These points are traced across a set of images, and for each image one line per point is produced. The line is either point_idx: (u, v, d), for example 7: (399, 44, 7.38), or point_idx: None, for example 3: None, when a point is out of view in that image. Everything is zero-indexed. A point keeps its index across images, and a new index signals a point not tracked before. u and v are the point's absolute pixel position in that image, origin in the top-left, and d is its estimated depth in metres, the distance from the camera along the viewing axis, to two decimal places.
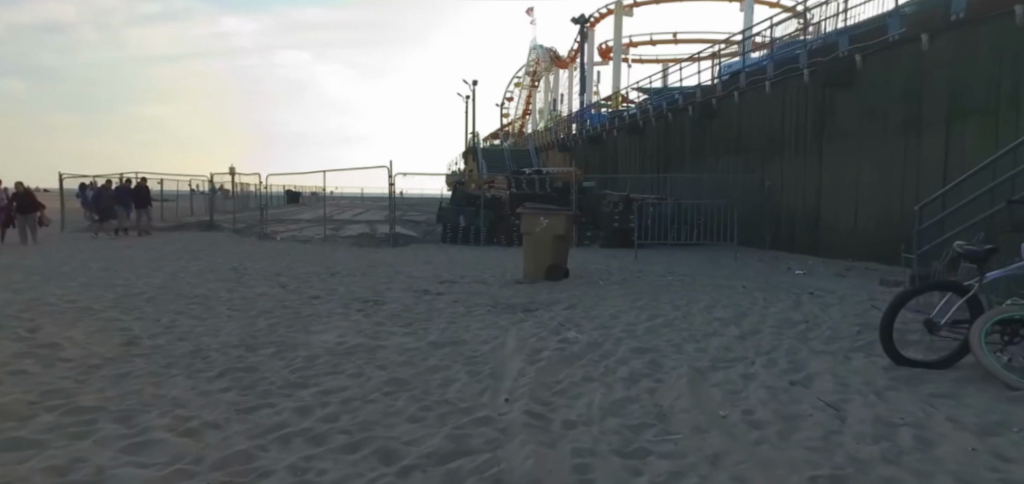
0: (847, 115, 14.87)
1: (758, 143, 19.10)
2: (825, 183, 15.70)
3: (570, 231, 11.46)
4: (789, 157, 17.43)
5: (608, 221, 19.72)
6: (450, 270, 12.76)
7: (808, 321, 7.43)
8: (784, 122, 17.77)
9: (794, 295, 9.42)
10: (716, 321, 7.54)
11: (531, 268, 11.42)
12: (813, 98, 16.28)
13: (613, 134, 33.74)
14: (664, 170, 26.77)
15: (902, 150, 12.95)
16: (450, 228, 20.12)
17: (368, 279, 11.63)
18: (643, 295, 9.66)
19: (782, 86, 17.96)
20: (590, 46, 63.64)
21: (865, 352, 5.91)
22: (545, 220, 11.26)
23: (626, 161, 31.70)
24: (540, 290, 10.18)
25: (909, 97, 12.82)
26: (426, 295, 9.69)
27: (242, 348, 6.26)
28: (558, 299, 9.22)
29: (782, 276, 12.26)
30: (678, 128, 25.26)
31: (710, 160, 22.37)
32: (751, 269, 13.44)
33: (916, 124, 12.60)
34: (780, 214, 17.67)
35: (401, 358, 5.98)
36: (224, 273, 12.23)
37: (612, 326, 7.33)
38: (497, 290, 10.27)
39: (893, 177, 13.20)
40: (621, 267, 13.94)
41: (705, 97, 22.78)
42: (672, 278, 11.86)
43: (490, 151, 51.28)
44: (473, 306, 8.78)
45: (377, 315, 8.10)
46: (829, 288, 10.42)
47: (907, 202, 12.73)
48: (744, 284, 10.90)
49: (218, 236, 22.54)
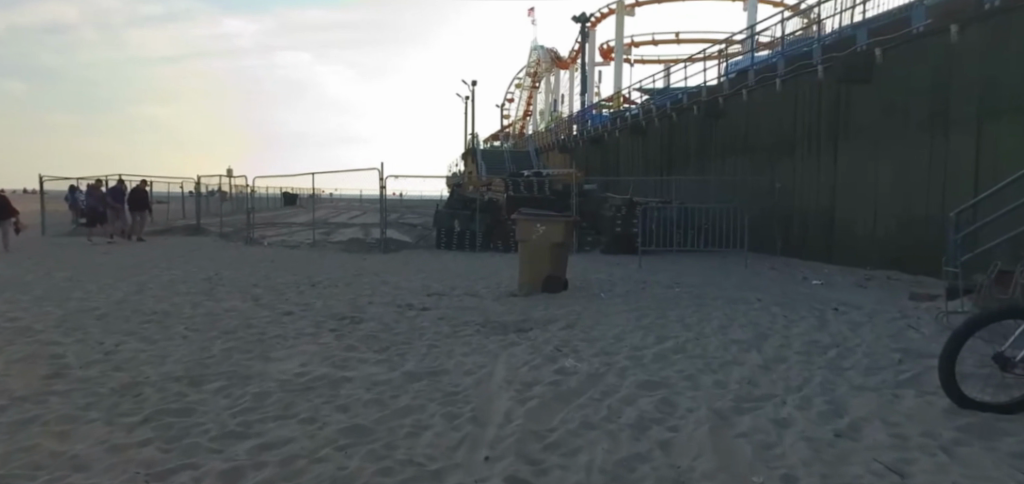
0: (866, 114, 14.00)
1: (767, 143, 18.27)
2: (841, 185, 14.83)
3: (569, 239, 10.62)
4: (801, 157, 16.55)
5: (609, 226, 18.86)
6: (439, 281, 11.88)
7: (839, 345, 6.53)
8: (795, 121, 16.90)
9: (816, 312, 8.53)
10: (734, 346, 6.64)
11: (527, 280, 10.52)
12: (827, 95, 15.44)
13: (615, 134, 32.89)
14: (668, 171, 25.93)
15: (928, 150, 12.09)
16: (444, 232, 19.24)
17: (350, 291, 10.75)
18: (648, 311, 8.77)
19: (792, 83, 17.10)
20: (591, 45, 62.77)
21: (914, 388, 5.02)
22: (542, 227, 10.41)
23: (628, 162, 30.84)
24: (535, 305, 9.30)
25: (934, 94, 11.98)
26: (410, 312, 8.81)
27: (185, 381, 5.37)
28: (555, 317, 8.34)
29: (798, 288, 11.37)
30: (682, 128, 24.40)
31: (716, 161, 21.50)
32: (763, 279, 12.54)
33: (943, 122, 11.76)
34: (791, 218, 16.83)
35: (368, 396, 5.10)
36: (196, 284, 11.35)
37: (615, 352, 6.43)
38: (489, 304, 9.39)
39: (917, 179, 12.35)
40: (623, 276, 13.06)
41: (711, 95, 21.91)
42: (679, 289, 10.98)
43: (489, 152, 50.45)
44: (460, 325, 7.90)
45: (351, 337, 7.22)
46: (853, 302, 9.52)
47: (934, 206, 11.88)
48: (758, 298, 10.01)
49: (204, 242, 21.70)
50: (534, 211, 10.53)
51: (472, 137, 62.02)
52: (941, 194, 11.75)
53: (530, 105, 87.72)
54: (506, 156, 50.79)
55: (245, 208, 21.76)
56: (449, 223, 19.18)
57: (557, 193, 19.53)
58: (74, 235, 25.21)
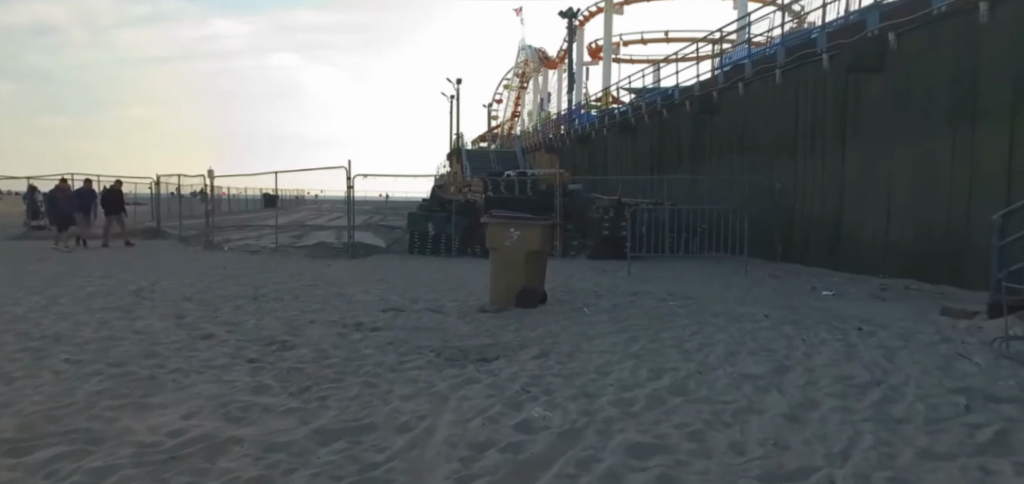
0: (876, 106, 12.76)
1: (765, 141, 17.02)
2: (848, 185, 13.59)
3: (548, 245, 9.24)
4: (803, 155, 15.28)
5: (596, 228, 17.56)
6: (401, 293, 10.43)
7: (880, 383, 5.16)
8: (797, 116, 15.65)
9: (837, 334, 7.18)
10: (749, 385, 5.25)
11: (498, 295, 9.16)
12: (833, 87, 14.21)
13: (603, 133, 31.54)
14: (658, 171, 24.64)
15: (950, 145, 10.85)
16: (418, 236, 17.77)
17: (294, 306, 9.27)
18: (640, 332, 7.37)
19: (794, 74, 15.85)
20: (580, 44, 61.52)
21: (1007, 456, 3.65)
22: (517, 232, 9.02)
23: (616, 162, 29.55)
24: (507, 324, 7.87)
25: (957, 81, 10.75)
26: (356, 334, 7.36)
27: (7, 447, 3.88)
28: (528, 341, 6.92)
29: (807, 300, 10.03)
30: (673, 125, 23.11)
31: (711, 160, 20.20)
32: (768, 290, 11.21)
33: (967, 113, 10.52)
34: (792, 221, 15.58)
35: (255, 469, 3.66)
36: (119, 297, 9.80)
37: (597, 394, 5.05)
38: (452, 324, 7.96)
39: (937, 178, 11.11)
40: (610, 286, 11.67)
41: (704, 90, 20.62)
42: (674, 303, 9.59)
43: (475, 152, 49.10)
44: (411, 352, 6.47)
45: (269, 371, 5.77)
46: (877, 319, 8.17)
47: (958, 208, 10.63)
48: (766, 314, 8.64)
49: (161, 246, 20.06)
50: (509, 212, 9.13)
51: (458, 137, 60.61)
52: (966, 194, 10.51)
53: (518, 106, 86.35)
54: (491, 156, 49.37)
55: (205, 209, 20.26)
56: (424, 226, 17.71)
57: (540, 193, 18.11)
58: (24, 238, 23.41)
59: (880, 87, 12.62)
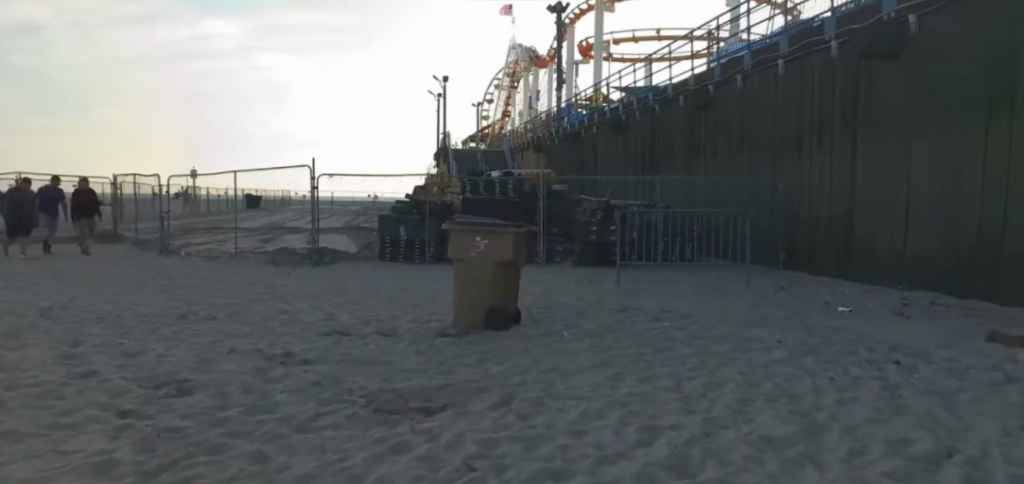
0: (892, 101, 11.92)
1: (763, 138, 16.01)
2: (857, 186, 12.74)
3: (521, 255, 7.84)
4: (808, 154, 14.27)
5: (582, 233, 16.22)
6: (353, 311, 8.98)
7: (953, 456, 3.81)
8: (801, 110, 14.59)
9: (871, 371, 5.84)
10: (775, 457, 3.87)
11: (464, 316, 7.77)
12: (841, 80, 13.25)
13: (592, 131, 30.20)
14: (649, 170, 23.38)
15: (982, 141, 10.07)
16: (388, 242, 16.35)
17: (219, 328, 7.80)
18: (628, 368, 5.97)
19: (796, 67, 14.74)
20: (571, 43, 60.27)
21: None
22: (483, 241, 7.63)
23: (607, 160, 28.16)
24: (468, 355, 6.46)
25: (994, 71, 9.89)
26: (277, 367, 5.92)
27: None
28: (488, 380, 5.52)
29: (822, 320, 8.72)
30: (667, 122, 21.75)
31: (704, 160, 19.02)
32: (775, 306, 9.87)
33: (1002, 107, 9.71)
34: (796, 226, 14.58)
35: None
36: (18, 316, 8.27)
37: (568, 473, 3.66)
38: (401, 354, 6.52)
39: (969, 180, 10.27)
40: (597, 301, 10.27)
41: (700, 83, 19.25)
42: (669, 324, 8.21)
43: (462, 152, 47.81)
44: (337, 398, 5.04)
45: (136, 427, 4.29)
46: (912, 349, 6.85)
47: (992, 211, 9.84)
48: (778, 340, 7.29)
49: (115, 253, 18.34)
50: (473, 218, 7.75)
51: (445, 135, 59.20)
52: (1001, 199, 9.68)
53: (508, 105, 84.90)
54: (479, 156, 48.01)
55: (162, 212, 18.76)
56: (395, 231, 16.30)
57: (524, 195, 16.92)
58: None
59: (901, 78, 11.72)
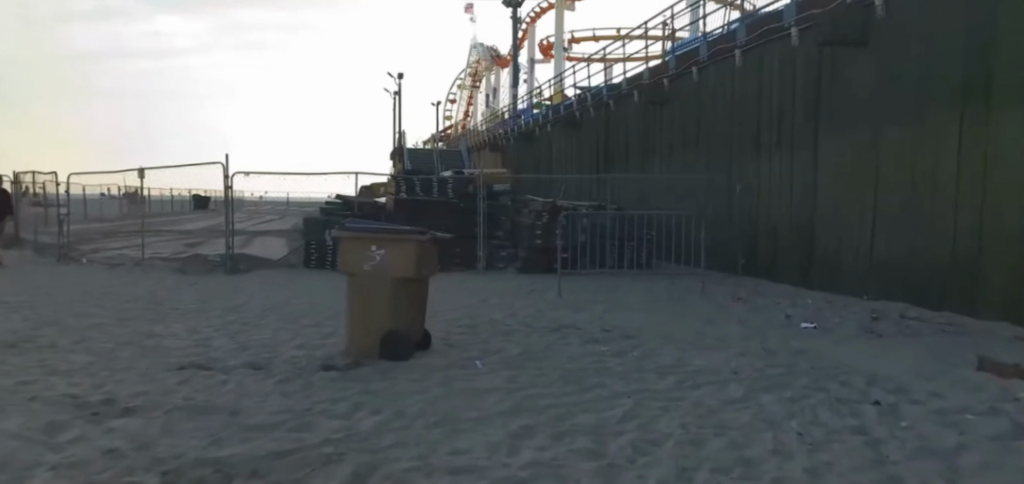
0: (857, 93, 10.95)
1: (719, 134, 14.98)
2: (821, 186, 11.78)
3: (428, 269, 6.47)
4: (767, 151, 13.27)
5: (527, 236, 15.03)
6: (233, 333, 7.47)
7: None
8: (758, 104, 13.57)
9: (848, 419, 4.60)
10: None
11: (357, 343, 6.36)
12: (801, 71, 12.23)
13: (548, 129, 29.01)
14: (604, 170, 22.28)
15: (955, 139, 9.12)
16: (314, 247, 14.86)
17: (47, 359, 6.22)
18: (542, 418, 4.63)
19: (754, 57, 13.69)
20: (531, 41, 59.10)
21: None
22: (381, 252, 6.26)
23: (562, 160, 26.94)
24: (342, 398, 5.05)
25: (967, 59, 8.93)
26: (75, 420, 4.42)
27: None
28: (351, 441, 4.12)
29: (784, 342, 7.54)
30: (621, 119, 20.60)
31: (660, 159, 17.94)
32: (732, 323, 8.68)
33: (978, 100, 8.76)
34: (756, 229, 13.60)
35: None
36: None
37: None
38: (255, 396, 5.08)
39: (941, 180, 9.34)
40: (531, 318, 8.92)
41: (654, 77, 18.08)
42: (608, 350, 6.89)
43: (417, 152, 46.27)
44: (121, 477, 3.57)
45: None
46: (892, 384, 5.66)
47: (968, 215, 8.90)
48: (734, 372, 6.02)
49: (8, 260, 16.38)
50: (369, 223, 6.41)
51: (401, 134, 57.47)
52: (978, 203, 8.75)
53: (470, 105, 83.39)
54: (435, 156, 46.44)
55: (62, 216, 16.82)
56: (321, 234, 14.81)
57: (464, 196, 15.54)
58: None
59: (866, 68, 10.74)
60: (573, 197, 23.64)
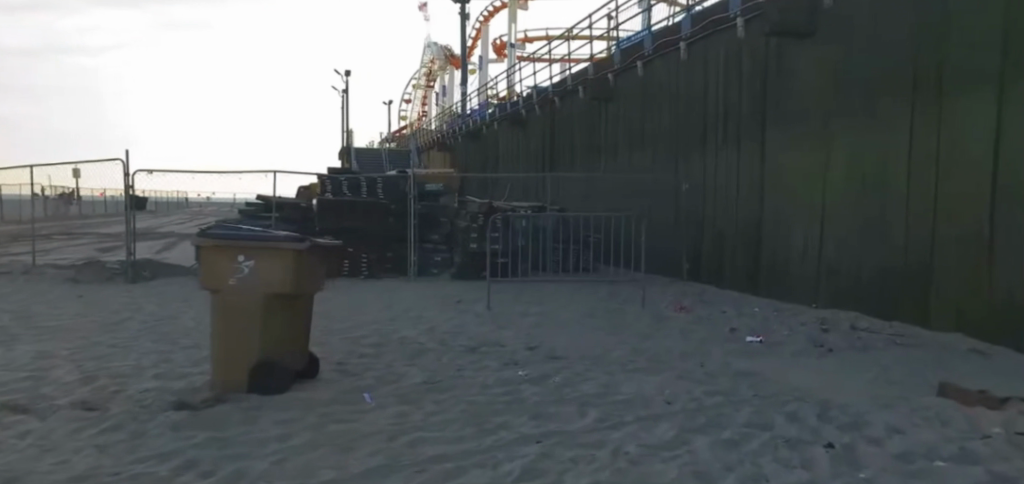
0: (804, 88, 10.29)
1: (664, 131, 14.27)
2: (768, 187, 11.11)
3: (309, 284, 5.37)
4: (712, 149, 12.59)
5: (463, 241, 14.21)
6: (86, 358, 6.30)
7: None
8: (703, 100, 12.88)
9: (796, 471, 3.76)
10: None
11: (221, 371, 5.23)
12: (747, 65, 11.55)
13: (494, 128, 28.16)
14: (549, 169, 21.52)
15: (906, 136, 8.50)
16: None
17: None
18: (420, 478, 3.66)
19: (699, 49, 12.99)
20: (483, 40, 58.17)
21: None
22: (248, 263, 5.16)
23: (509, 159, 26.06)
24: (174, 451, 3.99)
25: (918, 49, 8.30)
26: None
27: None
28: None
29: (724, 361, 6.77)
30: (566, 117, 19.87)
31: (605, 159, 17.19)
32: (670, 338, 7.86)
33: (930, 94, 8.13)
34: (701, 233, 12.93)
35: None
36: None
37: None
38: (62, 449, 3.99)
39: (892, 181, 8.70)
40: (449, 335, 7.93)
41: (598, 73, 17.30)
42: (526, 375, 5.97)
43: (364, 152, 44.97)
44: None
45: None
46: (847, 418, 4.84)
47: (921, 218, 8.27)
48: (667, 403, 5.14)
49: None
50: (236, 229, 5.30)
51: (349, 134, 55.95)
52: (932, 205, 8.12)
53: (423, 105, 82.01)
54: (384, 157, 45.18)
55: None
56: None
57: (396, 197, 14.47)
58: None
59: (814, 61, 10.07)
60: (519, 199, 22.80)
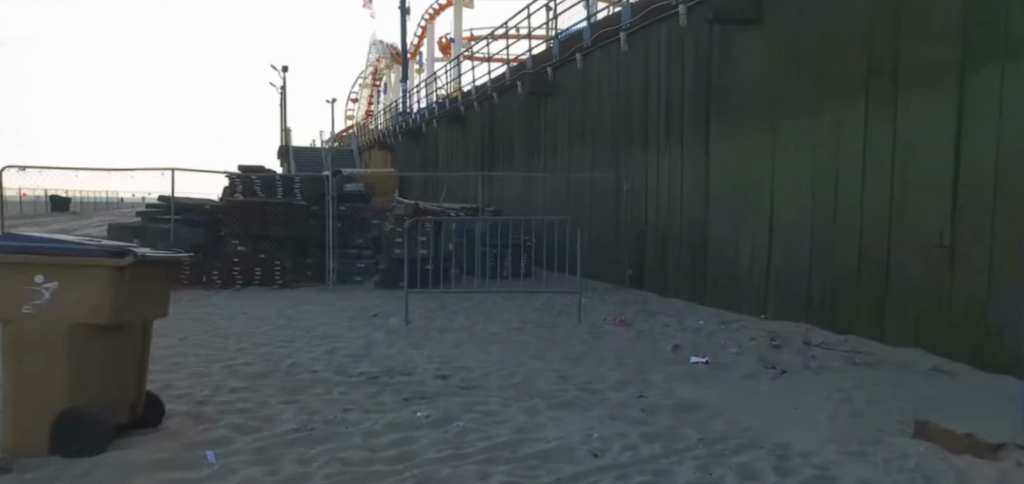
0: (750, 79, 9.51)
1: (604, 128, 13.40)
2: (712, 187, 10.30)
3: (137, 310, 4.13)
4: (654, 147, 11.76)
5: (388, 246, 13.00)
6: None
7: None
8: (645, 95, 12.04)
9: None
10: None
11: (13, 426, 3.89)
12: (690, 56, 10.74)
13: (433, 126, 26.97)
14: (488, 168, 20.52)
15: (858, 131, 7.75)
16: None
17: None
18: None
19: (639, 40, 12.14)
20: (427, 38, 56.82)
21: None
22: (49, 285, 3.88)
23: (448, 158, 24.91)
24: None
25: (869, 35, 7.57)
26: None
27: None
28: None
29: (665, 390, 5.83)
30: (505, 114, 18.87)
31: (545, 158, 16.23)
32: (607, 362, 6.87)
33: (885, 83, 7.39)
34: (644, 237, 12.07)
35: None
36: None
37: None
38: None
39: (845, 179, 7.94)
40: (350, 359, 6.78)
41: (537, 66, 16.33)
42: (427, 416, 4.90)
43: (301, 151, 43.17)
44: None
45: None
46: (811, 471, 3.92)
47: (876, 221, 7.52)
48: (593, 456, 4.14)
49: None
50: (39, 238, 4.02)
51: (287, 132, 53.84)
52: (888, 206, 7.37)
53: (369, 104, 79.94)
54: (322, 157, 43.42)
55: None
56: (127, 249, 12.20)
57: (313, 198, 13.29)
58: None
59: (760, 49, 9.29)
60: (457, 200, 21.73)
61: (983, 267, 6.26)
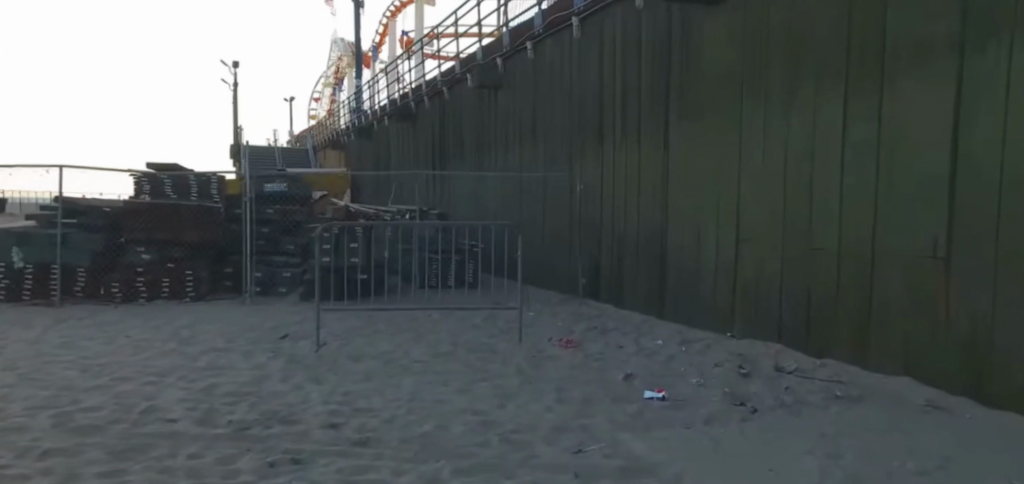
0: (713, 66, 8.44)
1: (557, 123, 12.24)
2: (673, 187, 9.20)
3: None
4: (609, 143, 10.64)
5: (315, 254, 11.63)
6: None
7: None
8: (600, 85, 10.91)
9: None
10: None
11: None
12: (647, 41, 9.64)
13: (385, 123, 25.55)
14: (439, 166, 19.21)
15: (836, 122, 6.70)
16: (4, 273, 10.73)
17: None
18: None
19: (593, 25, 10.99)
20: (387, 35, 55.22)
21: None
22: None
23: (400, 157, 23.53)
24: None
25: (848, 11, 6.53)
26: None
27: None
28: None
29: (610, 442, 4.64)
30: (455, 109, 17.59)
31: (496, 157, 15.00)
32: (543, 400, 5.66)
33: (867, 66, 6.35)
34: (599, 243, 10.93)
35: None
36: None
37: None
38: None
39: (821, 177, 6.89)
40: (226, 401, 5.45)
41: (487, 57, 15.09)
42: None
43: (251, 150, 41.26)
44: None
45: None
46: None
47: (857, 228, 6.46)
48: None
49: None
50: None
51: (239, 131, 51.77)
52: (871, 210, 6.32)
53: (329, 102, 77.85)
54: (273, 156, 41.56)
55: None
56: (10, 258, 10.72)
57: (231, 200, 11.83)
58: None
59: (724, 30, 8.22)
60: (407, 201, 20.38)
61: (987, 281, 5.23)
